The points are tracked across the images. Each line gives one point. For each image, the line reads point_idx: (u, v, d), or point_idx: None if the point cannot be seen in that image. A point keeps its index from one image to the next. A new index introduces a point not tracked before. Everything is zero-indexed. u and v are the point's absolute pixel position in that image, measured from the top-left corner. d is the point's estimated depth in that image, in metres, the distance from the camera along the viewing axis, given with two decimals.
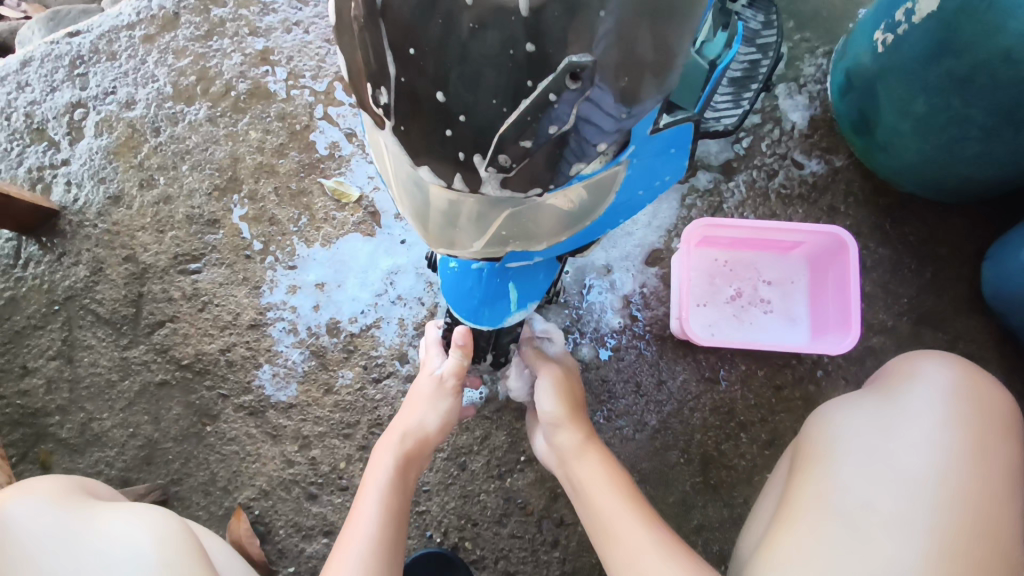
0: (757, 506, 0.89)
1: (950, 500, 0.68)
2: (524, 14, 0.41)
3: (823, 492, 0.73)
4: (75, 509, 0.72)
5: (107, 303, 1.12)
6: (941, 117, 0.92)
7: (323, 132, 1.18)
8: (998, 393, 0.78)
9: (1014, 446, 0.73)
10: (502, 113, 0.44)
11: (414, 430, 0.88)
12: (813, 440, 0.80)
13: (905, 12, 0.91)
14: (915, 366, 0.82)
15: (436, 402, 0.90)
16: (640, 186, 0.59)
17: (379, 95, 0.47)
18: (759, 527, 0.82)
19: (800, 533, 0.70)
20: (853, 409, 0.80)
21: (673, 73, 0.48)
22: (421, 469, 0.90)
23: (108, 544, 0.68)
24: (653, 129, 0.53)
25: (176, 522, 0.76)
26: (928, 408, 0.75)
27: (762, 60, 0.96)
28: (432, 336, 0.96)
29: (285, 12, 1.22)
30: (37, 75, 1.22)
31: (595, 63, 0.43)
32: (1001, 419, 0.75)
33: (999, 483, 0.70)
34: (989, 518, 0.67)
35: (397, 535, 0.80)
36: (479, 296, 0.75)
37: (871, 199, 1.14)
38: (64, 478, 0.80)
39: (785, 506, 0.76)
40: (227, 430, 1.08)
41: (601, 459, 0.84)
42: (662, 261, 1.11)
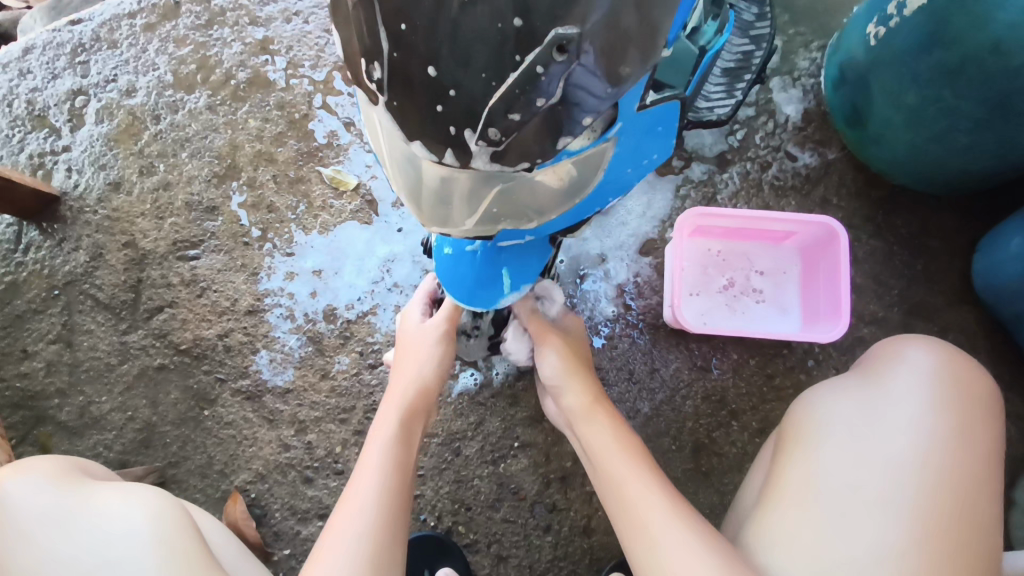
0: (744, 479, 0.91)
1: (931, 483, 0.70)
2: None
3: (808, 475, 0.74)
4: (73, 489, 0.73)
5: (106, 288, 1.14)
6: (932, 109, 0.94)
7: (321, 120, 1.19)
8: (980, 376, 0.78)
9: (991, 426, 0.75)
10: (491, 87, 0.45)
11: (415, 384, 0.90)
12: (797, 421, 0.80)
13: (897, 5, 0.92)
14: (900, 349, 0.82)
15: (433, 350, 0.93)
16: (627, 164, 0.60)
17: (373, 70, 0.48)
18: (744, 502, 0.84)
19: (786, 515, 0.72)
20: (838, 391, 0.80)
21: (659, 50, 0.49)
22: (425, 421, 0.91)
23: (105, 523, 0.69)
24: (641, 105, 0.54)
25: (174, 502, 0.77)
26: (912, 393, 0.76)
27: (755, 52, 0.98)
28: (425, 286, 1.00)
29: (285, 2, 1.24)
30: (38, 63, 1.23)
31: (581, 36, 0.44)
32: (981, 401, 0.76)
33: (977, 463, 0.72)
34: (966, 499, 0.70)
35: (407, 482, 0.80)
36: (474, 280, 0.77)
37: (863, 192, 1.15)
38: (62, 459, 0.81)
39: (770, 487, 0.77)
40: (224, 414, 1.09)
41: (609, 419, 0.85)
42: (656, 251, 1.12)
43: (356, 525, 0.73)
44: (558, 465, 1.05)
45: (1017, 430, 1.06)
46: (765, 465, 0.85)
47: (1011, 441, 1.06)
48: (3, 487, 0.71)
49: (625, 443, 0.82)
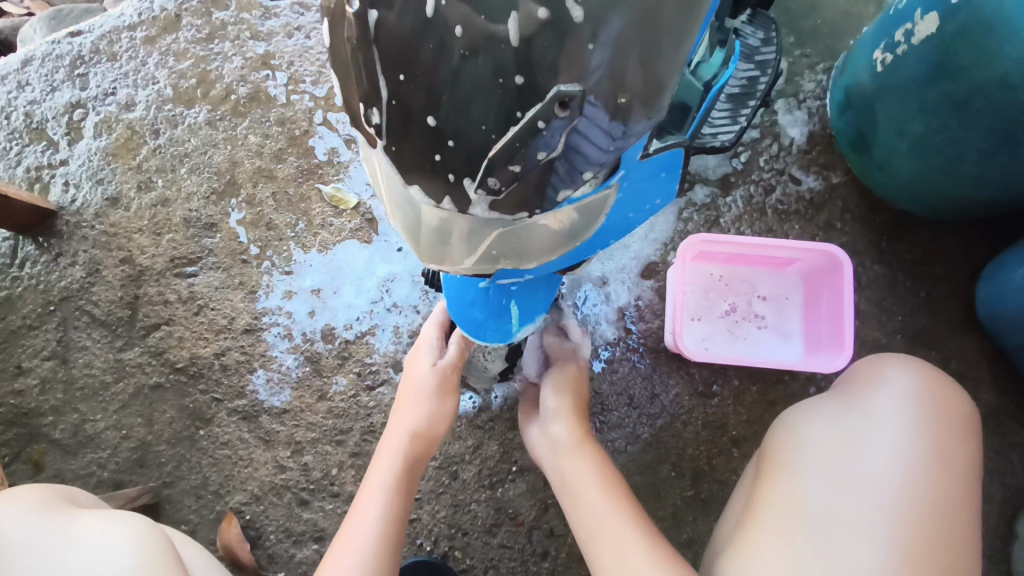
0: (727, 503, 0.89)
1: (912, 504, 0.68)
2: (517, 45, 0.41)
3: (790, 497, 0.72)
4: (59, 519, 0.72)
5: (103, 304, 1.13)
6: (937, 138, 0.93)
7: (322, 137, 1.18)
8: (959, 397, 0.78)
9: (971, 446, 0.74)
10: (492, 139, 0.44)
11: (419, 429, 0.88)
12: (780, 445, 0.79)
13: (906, 32, 0.91)
14: (881, 368, 0.81)
15: (438, 398, 0.91)
16: (630, 209, 0.59)
17: (371, 114, 0.48)
18: (725, 529, 0.82)
19: (765, 537, 0.70)
20: (820, 413, 0.79)
21: (666, 103, 0.48)
22: (427, 462, 0.90)
23: (88, 553, 0.68)
24: (644, 154, 0.53)
25: (157, 537, 0.75)
26: (892, 412, 0.75)
27: (760, 77, 0.96)
28: (437, 317, 0.96)
29: (286, 17, 1.23)
30: (37, 75, 1.22)
31: (584, 93, 0.43)
32: (960, 421, 0.75)
33: (956, 483, 0.71)
34: (946, 520, 0.68)
35: (397, 538, 0.81)
36: (483, 314, 0.77)
37: (867, 217, 1.14)
38: (43, 486, 0.80)
39: (753, 510, 0.75)
40: (220, 434, 1.08)
41: (596, 459, 0.83)
42: (657, 274, 1.11)
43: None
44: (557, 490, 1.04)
45: (1020, 461, 1.05)
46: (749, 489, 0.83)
47: (1013, 472, 1.05)
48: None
49: (612, 486, 0.80)
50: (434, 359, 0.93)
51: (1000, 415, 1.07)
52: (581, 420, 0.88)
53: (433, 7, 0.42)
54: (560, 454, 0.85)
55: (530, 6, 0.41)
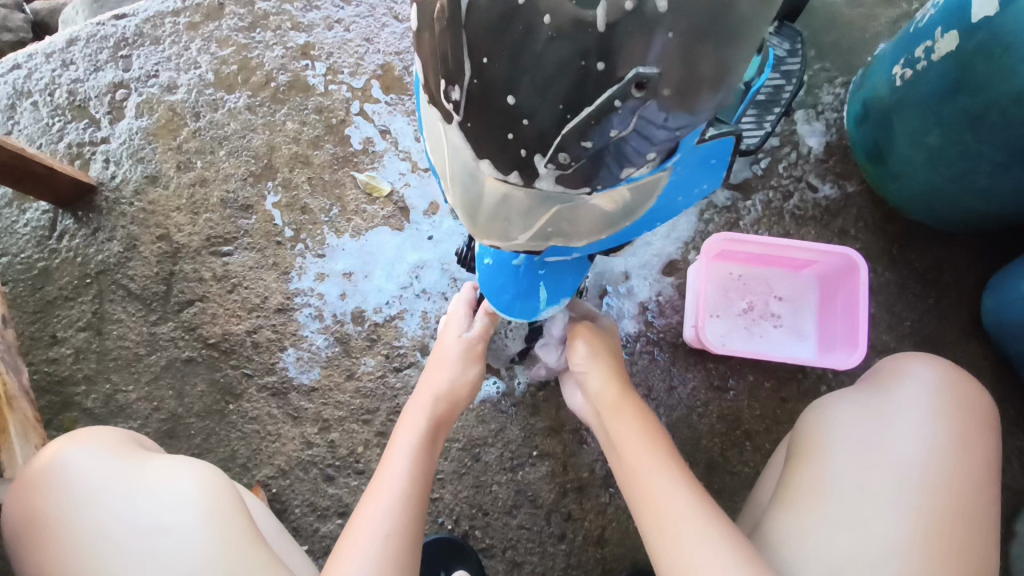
0: (757, 484, 0.93)
1: (934, 488, 0.73)
2: (602, 31, 0.44)
3: (819, 480, 0.76)
4: (134, 458, 0.74)
5: (139, 279, 1.16)
6: (954, 151, 0.98)
7: (358, 127, 1.22)
8: (980, 391, 0.82)
9: (989, 435, 0.78)
10: (567, 119, 0.48)
11: (443, 393, 0.91)
12: (807, 430, 0.83)
13: (925, 49, 0.96)
14: (905, 362, 0.85)
15: (466, 366, 0.94)
16: (678, 193, 0.63)
17: (451, 90, 0.50)
18: (756, 507, 0.86)
19: (798, 512, 0.75)
20: (847, 402, 0.83)
21: (725, 91, 0.52)
22: (446, 430, 0.93)
23: (160, 492, 0.71)
24: (699, 140, 0.57)
25: (225, 476, 0.77)
26: (916, 404, 0.79)
27: (784, 87, 1.02)
28: (466, 296, 0.99)
29: (327, 10, 1.27)
30: (82, 55, 1.25)
31: (659, 75, 0.47)
32: (980, 412, 0.79)
33: (976, 468, 0.75)
34: (966, 501, 0.73)
35: (423, 491, 0.82)
36: (514, 292, 0.79)
37: (880, 225, 1.19)
38: (121, 430, 0.81)
39: (783, 490, 0.79)
40: (249, 409, 1.11)
41: (639, 411, 0.85)
42: (678, 272, 1.15)
43: (374, 532, 0.76)
44: (576, 475, 1.08)
45: (1019, 464, 1.10)
46: (777, 471, 0.87)
47: (1012, 474, 1.09)
48: (64, 452, 0.73)
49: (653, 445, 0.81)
50: (462, 332, 0.96)
51: (1002, 420, 1.12)
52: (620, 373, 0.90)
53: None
54: (603, 410, 0.87)
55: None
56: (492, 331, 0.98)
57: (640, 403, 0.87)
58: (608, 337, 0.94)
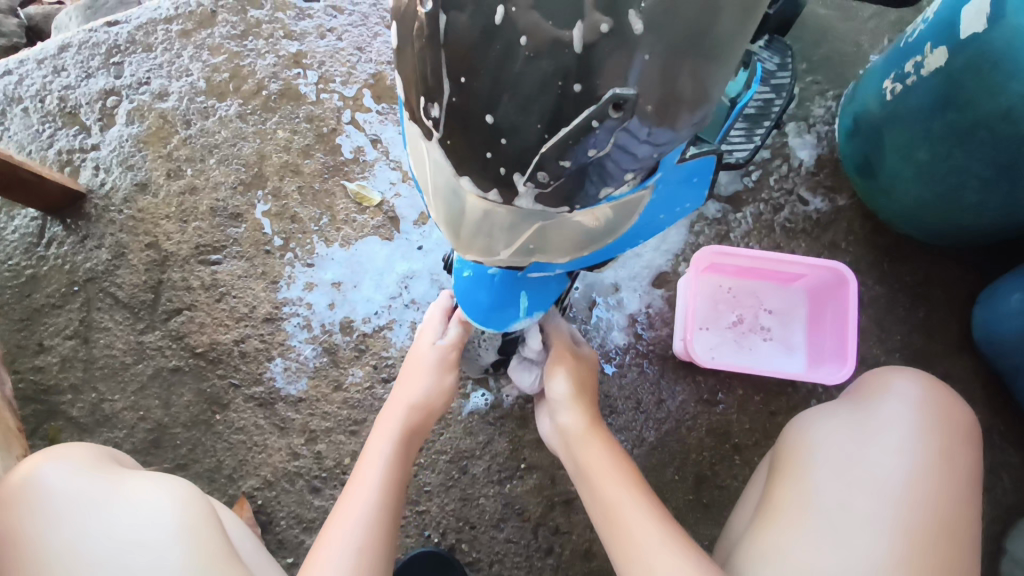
0: (739, 503, 0.92)
1: (918, 505, 0.72)
2: (580, 52, 0.44)
3: (801, 497, 0.76)
4: (109, 477, 0.74)
5: (127, 287, 1.15)
6: (943, 166, 0.97)
7: (349, 136, 1.22)
8: (962, 406, 0.82)
9: (972, 451, 0.78)
10: (544, 139, 0.47)
11: (420, 403, 0.91)
12: (791, 447, 0.82)
13: (915, 64, 0.96)
14: (887, 377, 0.85)
15: (440, 374, 0.93)
16: (660, 211, 0.62)
17: (430, 108, 0.50)
18: (738, 525, 0.85)
19: (781, 529, 0.74)
20: (830, 417, 0.82)
21: (706, 111, 0.52)
22: (421, 438, 0.93)
23: (135, 511, 0.70)
24: (680, 158, 0.57)
25: (200, 496, 0.77)
26: (899, 419, 0.79)
27: (775, 99, 1.01)
28: (442, 303, 0.98)
29: (320, 19, 1.27)
30: (73, 61, 1.25)
31: (637, 95, 0.46)
32: (963, 428, 0.79)
33: (959, 485, 0.75)
34: (950, 519, 0.72)
35: (395, 502, 0.82)
36: (489, 300, 0.78)
37: (871, 238, 1.19)
38: (98, 447, 0.82)
39: (766, 508, 0.78)
40: (236, 420, 1.10)
41: (607, 444, 0.86)
42: (668, 284, 1.15)
43: (346, 545, 0.75)
44: (563, 488, 1.07)
45: (1009, 480, 1.09)
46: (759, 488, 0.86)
47: (1002, 490, 1.09)
48: (40, 467, 0.73)
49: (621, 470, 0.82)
50: (435, 339, 0.94)
51: (991, 435, 1.11)
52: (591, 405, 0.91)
53: (503, 14, 0.44)
54: (571, 442, 0.88)
55: (595, 17, 0.44)
56: (467, 338, 0.96)
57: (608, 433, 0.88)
58: (586, 364, 0.95)
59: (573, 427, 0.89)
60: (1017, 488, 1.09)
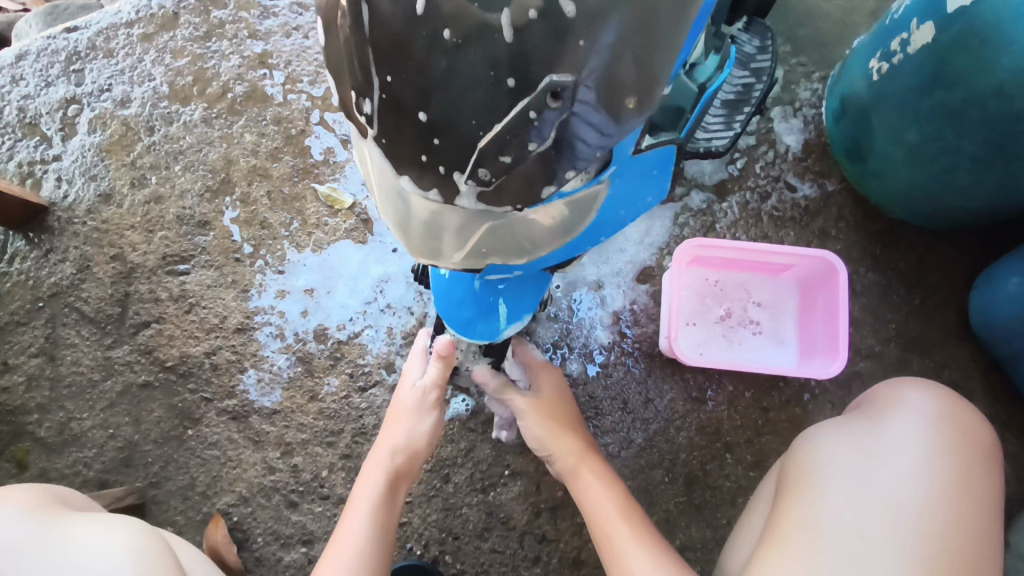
0: (740, 526, 0.88)
1: (939, 526, 0.68)
2: (511, 41, 0.40)
3: (812, 514, 0.71)
4: (53, 522, 0.72)
5: (93, 301, 1.11)
6: (932, 148, 0.93)
7: (318, 137, 1.18)
8: (979, 421, 0.78)
9: (992, 473, 0.74)
10: (479, 136, 0.44)
11: (402, 447, 0.87)
12: (800, 463, 0.79)
13: (901, 42, 0.92)
14: (899, 392, 0.81)
15: (420, 417, 0.89)
16: (621, 207, 0.59)
17: (362, 104, 0.46)
18: (742, 549, 0.81)
19: (790, 550, 0.70)
20: (840, 433, 0.79)
21: (657, 101, 0.47)
22: (410, 484, 0.89)
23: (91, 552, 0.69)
24: (635, 149, 0.53)
25: (147, 534, 0.76)
26: (915, 432, 0.75)
27: (755, 84, 0.97)
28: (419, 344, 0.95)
29: (285, 17, 1.23)
30: (32, 70, 1.21)
31: (578, 82, 0.42)
32: (982, 446, 0.76)
33: (978, 511, 0.70)
34: (971, 542, 0.68)
35: (383, 555, 0.79)
36: (472, 312, 0.74)
37: (862, 225, 1.14)
38: (34, 485, 0.80)
39: (773, 527, 0.74)
40: (209, 435, 1.06)
41: (598, 474, 0.86)
42: (653, 279, 1.11)
43: None
44: (549, 495, 1.03)
45: (1012, 470, 1.05)
46: (766, 508, 0.82)
47: (1005, 481, 1.05)
48: None
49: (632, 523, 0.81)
50: (415, 380, 0.91)
51: (993, 424, 1.07)
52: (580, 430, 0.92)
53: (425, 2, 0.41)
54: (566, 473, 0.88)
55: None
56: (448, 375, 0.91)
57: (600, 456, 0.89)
58: (557, 382, 0.97)
59: (564, 466, 0.88)
60: (1019, 478, 1.05)
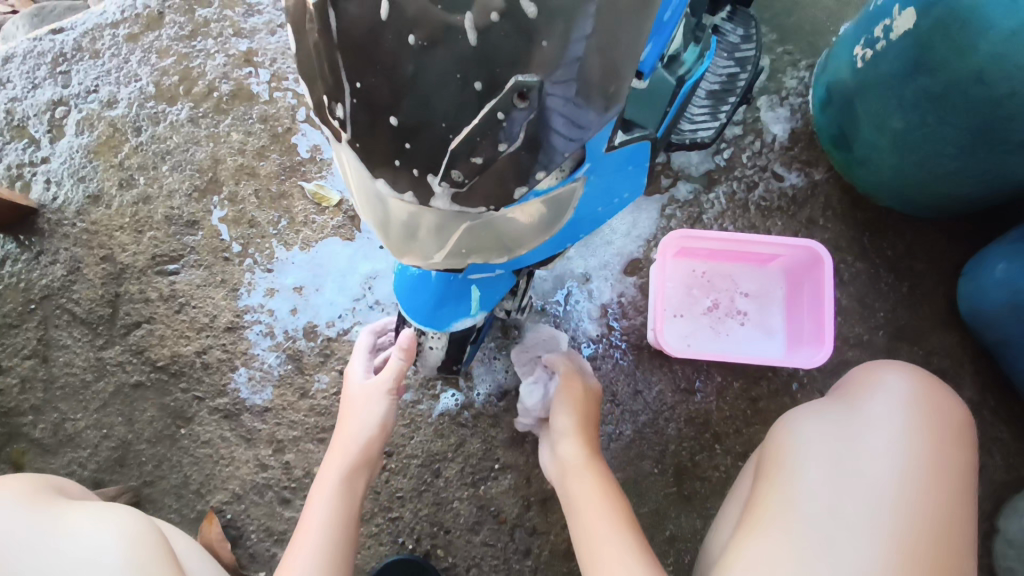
0: (722, 508, 0.88)
1: (913, 508, 0.69)
2: (474, 44, 0.41)
3: (788, 498, 0.71)
4: (49, 511, 0.72)
5: (84, 302, 1.12)
6: (917, 134, 0.93)
7: (304, 134, 1.18)
8: (956, 402, 0.78)
9: (966, 452, 0.74)
10: (450, 139, 0.43)
11: (355, 437, 0.88)
12: (778, 446, 0.79)
13: (884, 28, 0.91)
14: (876, 373, 0.81)
15: (372, 408, 0.90)
16: (598, 203, 0.58)
17: (335, 108, 0.46)
18: (722, 532, 0.81)
19: (766, 532, 0.70)
20: (818, 416, 0.78)
21: (622, 98, 0.47)
22: (371, 475, 0.91)
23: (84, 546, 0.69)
24: (609, 146, 0.53)
25: (142, 523, 0.77)
26: (891, 414, 0.75)
27: (740, 73, 0.97)
28: (362, 341, 0.97)
29: (269, 14, 1.22)
30: (18, 72, 1.21)
31: (542, 83, 0.42)
32: (957, 425, 0.76)
33: (951, 490, 0.71)
34: (945, 523, 0.69)
35: (342, 553, 0.80)
36: (434, 296, 0.73)
37: (850, 213, 1.14)
38: (33, 476, 0.80)
39: (749, 511, 0.74)
40: (201, 433, 1.07)
41: (600, 481, 0.83)
42: (640, 271, 1.11)
43: None
44: (539, 487, 1.04)
45: (1001, 456, 1.05)
46: (744, 492, 0.82)
47: (994, 467, 1.05)
48: None
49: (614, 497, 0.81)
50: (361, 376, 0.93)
51: (981, 410, 1.07)
52: (590, 437, 0.89)
53: (388, 7, 0.41)
54: (568, 474, 0.86)
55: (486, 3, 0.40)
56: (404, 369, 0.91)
57: (605, 466, 0.86)
58: (588, 393, 0.94)
59: (570, 456, 0.87)
60: (1008, 464, 1.05)
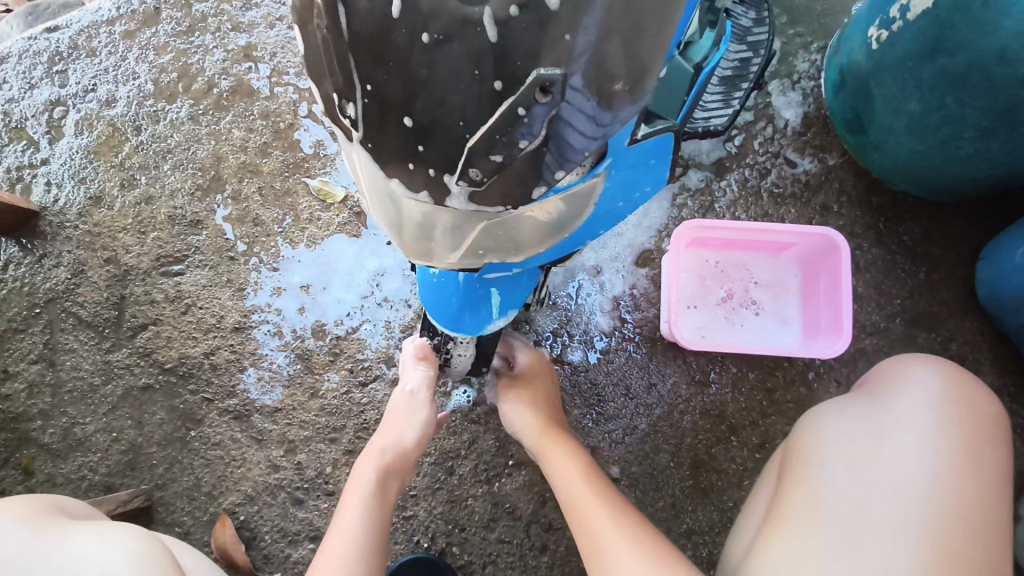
0: (744, 506, 0.87)
1: (943, 507, 0.67)
2: (494, 39, 0.38)
3: (815, 498, 0.70)
4: (53, 531, 0.72)
5: (89, 305, 1.11)
6: (936, 117, 0.90)
7: (307, 130, 1.16)
8: (987, 396, 0.76)
9: (1000, 447, 0.73)
10: (467, 138, 0.42)
11: (393, 445, 0.89)
12: (802, 443, 0.77)
13: (900, 8, 0.89)
14: (904, 368, 0.79)
15: (412, 416, 0.91)
16: (619, 198, 0.56)
17: (346, 107, 0.44)
18: (746, 532, 0.80)
19: (793, 533, 0.69)
20: (844, 412, 0.77)
21: (648, 91, 0.45)
22: (403, 482, 0.90)
23: (84, 568, 0.67)
24: (631, 140, 0.50)
25: (150, 541, 0.76)
26: (919, 410, 0.73)
27: (752, 58, 0.94)
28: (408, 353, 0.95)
29: (267, 7, 1.20)
30: (14, 72, 1.19)
31: (566, 77, 0.40)
32: (989, 421, 0.74)
33: (984, 489, 0.69)
34: (978, 523, 0.67)
35: (379, 543, 0.79)
36: (459, 303, 0.72)
37: (865, 199, 1.12)
38: (33, 498, 0.80)
39: (774, 511, 0.73)
40: (212, 435, 1.06)
41: (568, 452, 0.85)
42: (652, 262, 1.09)
43: None
44: (554, 483, 1.03)
45: (1022, 442, 1.04)
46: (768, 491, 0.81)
47: (1015, 454, 1.04)
48: None
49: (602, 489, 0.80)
50: (406, 384, 0.93)
51: (1002, 396, 1.06)
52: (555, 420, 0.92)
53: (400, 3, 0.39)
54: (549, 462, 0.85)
55: None
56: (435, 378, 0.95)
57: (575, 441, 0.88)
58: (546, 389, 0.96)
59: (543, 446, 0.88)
60: None
